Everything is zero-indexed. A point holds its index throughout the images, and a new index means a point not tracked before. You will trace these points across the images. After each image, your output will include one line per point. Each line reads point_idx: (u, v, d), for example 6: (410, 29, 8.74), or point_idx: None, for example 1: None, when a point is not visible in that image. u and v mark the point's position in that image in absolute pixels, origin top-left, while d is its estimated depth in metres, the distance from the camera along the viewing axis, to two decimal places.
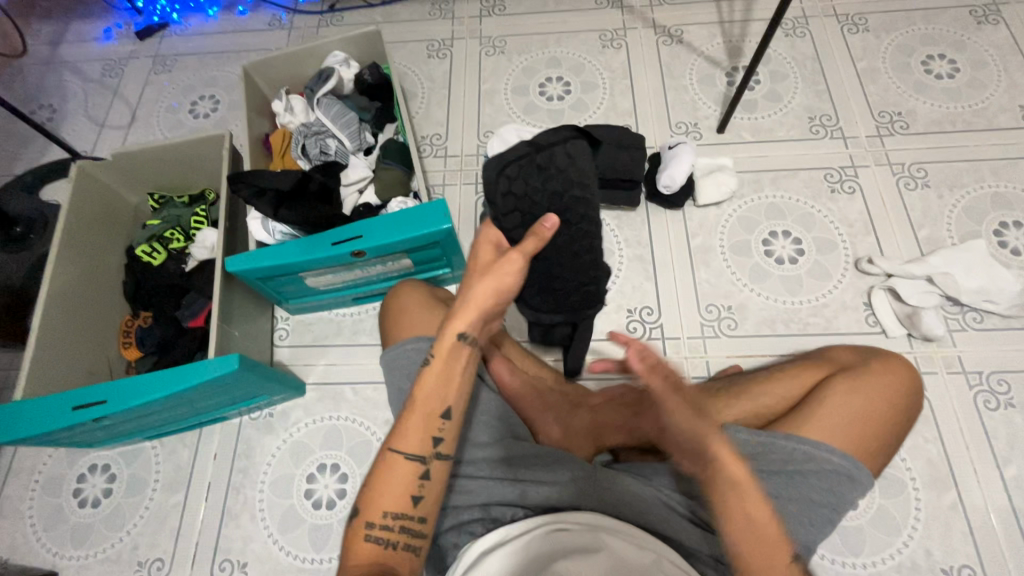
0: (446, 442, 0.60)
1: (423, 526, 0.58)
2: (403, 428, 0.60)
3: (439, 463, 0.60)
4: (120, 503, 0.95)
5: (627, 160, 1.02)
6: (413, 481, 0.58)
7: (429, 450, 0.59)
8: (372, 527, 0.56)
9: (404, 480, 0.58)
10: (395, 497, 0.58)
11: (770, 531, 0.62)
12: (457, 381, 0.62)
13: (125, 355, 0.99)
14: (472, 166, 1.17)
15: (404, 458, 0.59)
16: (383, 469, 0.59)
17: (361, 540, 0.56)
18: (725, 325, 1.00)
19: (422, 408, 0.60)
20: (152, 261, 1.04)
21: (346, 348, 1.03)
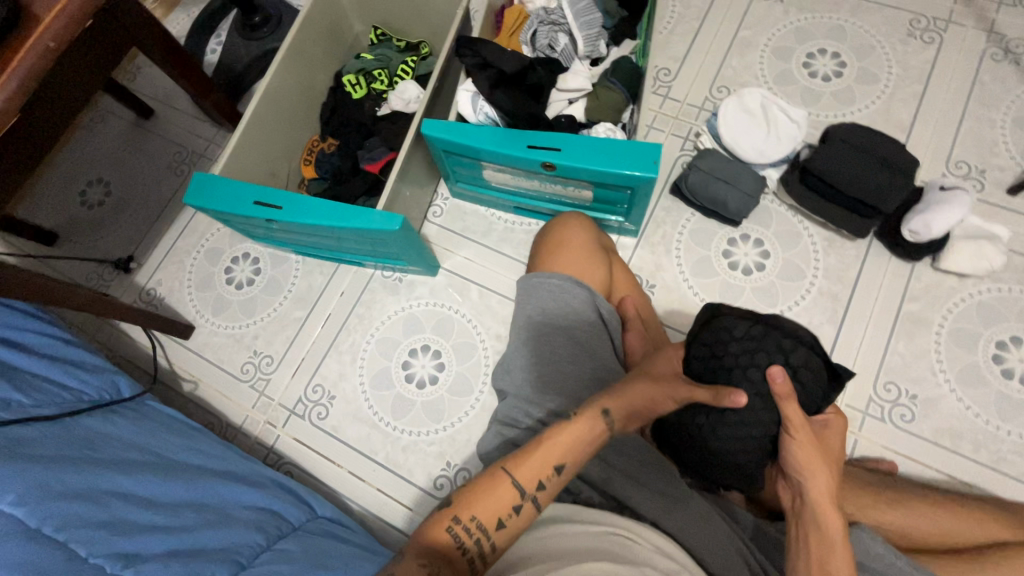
0: (549, 492, 0.63)
1: (493, 550, 0.61)
2: (521, 458, 0.63)
3: (533, 506, 0.62)
4: (256, 295, 1.05)
5: (882, 181, 0.84)
6: (507, 507, 0.62)
7: (531, 489, 0.62)
8: (456, 523, 0.61)
9: (500, 500, 0.62)
10: (486, 512, 0.61)
11: None
12: (582, 451, 0.64)
13: (302, 171, 1.06)
14: (690, 118, 1.03)
15: (509, 483, 0.62)
16: (489, 481, 0.63)
17: (445, 525, 0.61)
18: (897, 413, 0.84)
19: (546, 451, 0.64)
20: (352, 93, 1.07)
21: (488, 250, 1.01)
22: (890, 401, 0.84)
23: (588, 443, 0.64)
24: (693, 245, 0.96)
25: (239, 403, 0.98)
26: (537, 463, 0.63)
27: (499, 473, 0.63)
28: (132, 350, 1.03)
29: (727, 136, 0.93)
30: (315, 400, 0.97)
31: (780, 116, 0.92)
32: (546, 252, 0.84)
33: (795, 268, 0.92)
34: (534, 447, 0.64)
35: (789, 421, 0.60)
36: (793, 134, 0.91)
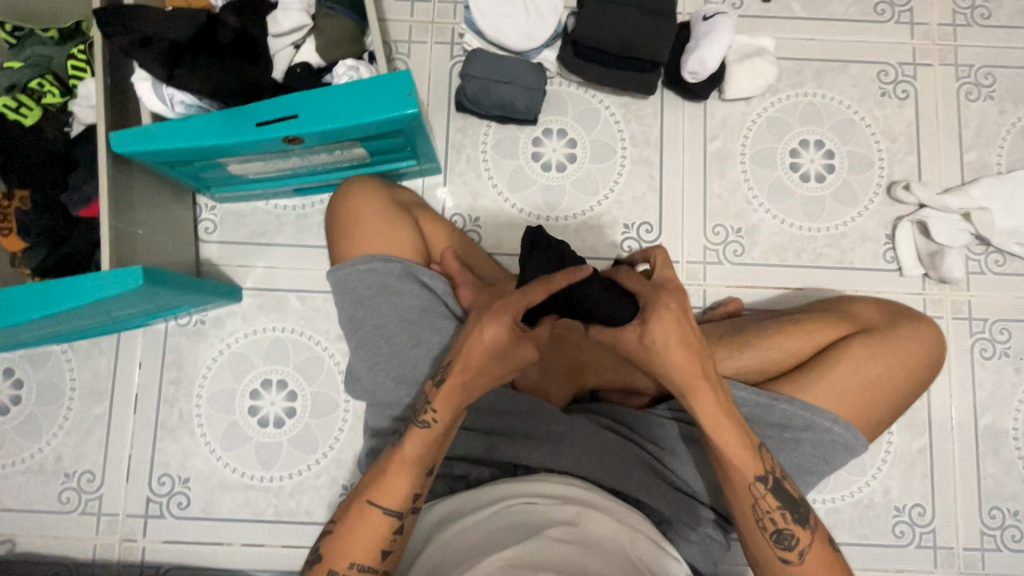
0: (424, 497, 0.60)
1: None
2: (382, 484, 0.59)
3: (413, 519, 0.59)
4: (34, 410, 0.83)
5: (649, 30, 0.79)
6: (386, 534, 0.58)
7: (404, 507, 0.58)
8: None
9: (375, 531, 0.58)
10: (365, 549, 0.57)
11: (769, 509, 0.59)
12: (446, 443, 0.62)
13: (5, 246, 0.78)
14: (448, 18, 0.90)
15: (378, 513, 0.58)
16: (358, 520, 0.58)
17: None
18: (731, 251, 0.88)
19: (406, 468, 0.59)
20: (23, 120, 0.79)
21: (289, 248, 0.86)
22: (722, 242, 0.87)
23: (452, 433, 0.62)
24: (501, 160, 0.88)
25: (79, 536, 0.82)
26: (402, 484, 0.59)
27: (364, 508, 0.58)
28: None
29: (489, 29, 0.81)
30: (167, 492, 0.82)
31: None
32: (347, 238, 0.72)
33: (604, 146, 0.89)
34: (393, 468, 0.59)
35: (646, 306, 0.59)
36: (552, 4, 0.81)
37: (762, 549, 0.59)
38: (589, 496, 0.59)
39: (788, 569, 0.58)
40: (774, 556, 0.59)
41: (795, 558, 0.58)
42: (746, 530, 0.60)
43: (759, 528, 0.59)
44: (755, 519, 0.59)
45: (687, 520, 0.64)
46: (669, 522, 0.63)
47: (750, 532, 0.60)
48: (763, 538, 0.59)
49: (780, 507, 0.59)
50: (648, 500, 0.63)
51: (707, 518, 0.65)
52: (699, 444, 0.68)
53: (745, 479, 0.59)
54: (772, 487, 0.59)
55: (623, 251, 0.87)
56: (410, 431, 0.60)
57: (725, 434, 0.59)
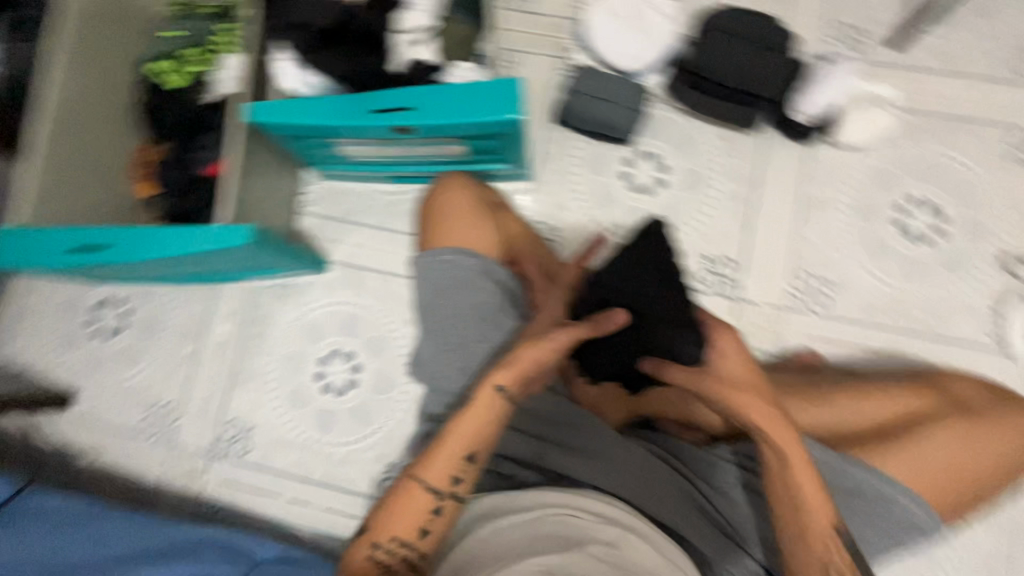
0: (465, 484, 0.61)
1: (421, 559, 0.59)
2: (426, 462, 0.61)
3: (452, 504, 0.60)
4: (134, 340, 0.92)
5: (759, 66, 0.78)
6: (426, 511, 0.60)
7: (444, 488, 0.60)
8: (377, 548, 0.59)
9: (415, 509, 0.60)
10: (405, 526, 0.59)
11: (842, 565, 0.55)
12: (491, 433, 0.62)
13: (136, 191, 0.88)
14: (560, 31, 0.92)
15: (419, 491, 0.60)
16: (400, 495, 0.61)
17: (370, 548, 0.59)
18: (815, 300, 0.84)
19: (447, 450, 0.61)
20: (165, 84, 0.87)
21: (376, 230, 0.91)
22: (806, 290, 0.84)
23: (495, 421, 0.62)
24: (589, 174, 0.89)
25: (151, 461, 0.89)
26: (443, 464, 0.61)
27: (409, 483, 0.61)
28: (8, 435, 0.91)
29: (598, 46, 0.84)
30: (232, 437, 0.89)
31: (649, 11, 0.83)
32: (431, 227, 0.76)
33: (696, 175, 0.88)
34: (436, 449, 0.62)
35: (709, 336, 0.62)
36: (664, 31, 0.83)
37: None
38: (634, 523, 0.58)
39: None
40: None
41: None
42: None
43: None
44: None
45: (730, 566, 0.62)
46: (712, 564, 0.61)
47: None
48: None
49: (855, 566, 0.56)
50: (692, 538, 0.61)
51: (752, 569, 0.62)
52: None
53: (819, 528, 0.56)
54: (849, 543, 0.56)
55: (699, 282, 0.85)
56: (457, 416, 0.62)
57: (797, 476, 0.57)
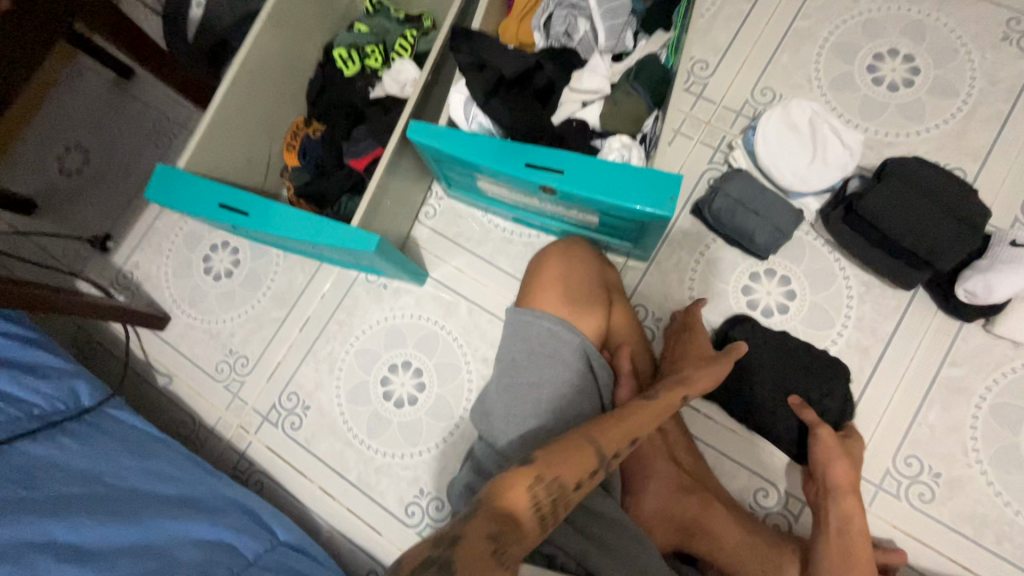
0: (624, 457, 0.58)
1: (559, 513, 0.51)
2: (602, 426, 0.58)
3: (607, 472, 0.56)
4: (235, 289, 0.98)
5: (943, 232, 0.70)
6: (593, 468, 0.54)
7: (610, 454, 0.56)
8: (538, 482, 0.51)
9: (582, 461, 0.54)
10: (568, 470, 0.53)
11: None
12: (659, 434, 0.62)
13: (285, 157, 0.94)
14: (725, 125, 0.89)
15: (592, 448, 0.55)
16: (570, 444, 0.55)
17: (524, 483, 0.50)
18: (916, 491, 0.75)
19: (622, 423, 0.60)
20: (344, 70, 0.93)
21: (481, 262, 0.92)
22: (909, 476, 0.75)
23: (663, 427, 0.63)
24: (709, 277, 0.85)
25: (212, 404, 0.94)
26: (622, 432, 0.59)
27: (586, 442, 0.56)
28: (106, 335, 0.99)
29: (765, 156, 0.79)
30: (289, 409, 0.92)
31: (831, 137, 0.78)
32: (559, 287, 0.73)
33: (823, 315, 0.82)
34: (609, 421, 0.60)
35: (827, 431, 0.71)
36: (844, 161, 0.77)
37: None
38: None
39: None
40: None
41: None
42: None
43: None
44: None
45: None
46: None
47: None
48: None
49: None
50: None
51: None
52: None
53: None
54: None
55: None
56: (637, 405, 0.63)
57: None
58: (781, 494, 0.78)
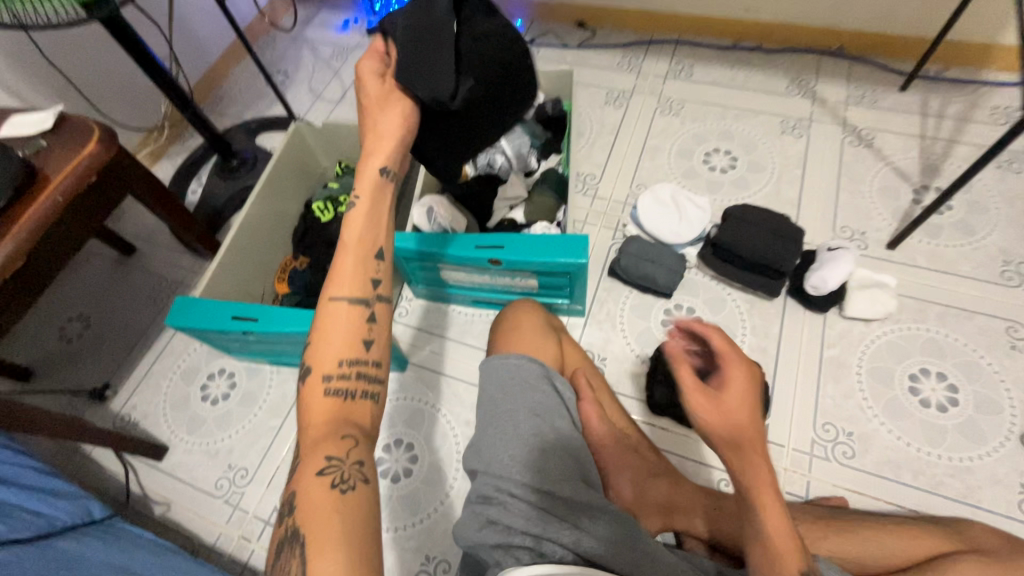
0: (376, 350, 0.58)
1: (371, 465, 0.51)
2: (311, 357, 0.57)
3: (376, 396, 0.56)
4: (231, 409, 1.08)
5: (779, 249, 0.98)
6: (334, 402, 0.54)
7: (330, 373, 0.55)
8: (329, 466, 0.50)
9: (331, 407, 0.54)
10: (330, 417, 0.54)
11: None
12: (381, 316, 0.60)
13: (276, 287, 1.15)
14: (617, 212, 1.20)
15: (320, 386, 0.55)
16: (318, 402, 0.55)
17: (312, 479, 0.49)
18: (840, 451, 0.90)
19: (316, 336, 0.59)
20: (321, 217, 1.19)
21: (452, 343, 1.09)
22: (831, 439, 0.91)
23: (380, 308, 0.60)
24: (635, 319, 1.07)
25: (213, 521, 0.98)
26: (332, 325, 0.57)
27: (307, 388, 0.56)
28: (105, 477, 1.03)
29: (650, 227, 1.08)
30: None
31: (688, 204, 1.09)
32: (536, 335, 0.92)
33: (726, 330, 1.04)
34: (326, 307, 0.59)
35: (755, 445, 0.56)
36: (700, 217, 1.07)
37: None
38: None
39: None
40: None
41: None
42: None
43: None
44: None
45: None
46: None
47: None
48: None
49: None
50: None
51: None
52: None
53: None
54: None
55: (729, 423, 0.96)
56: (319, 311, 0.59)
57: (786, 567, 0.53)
58: None
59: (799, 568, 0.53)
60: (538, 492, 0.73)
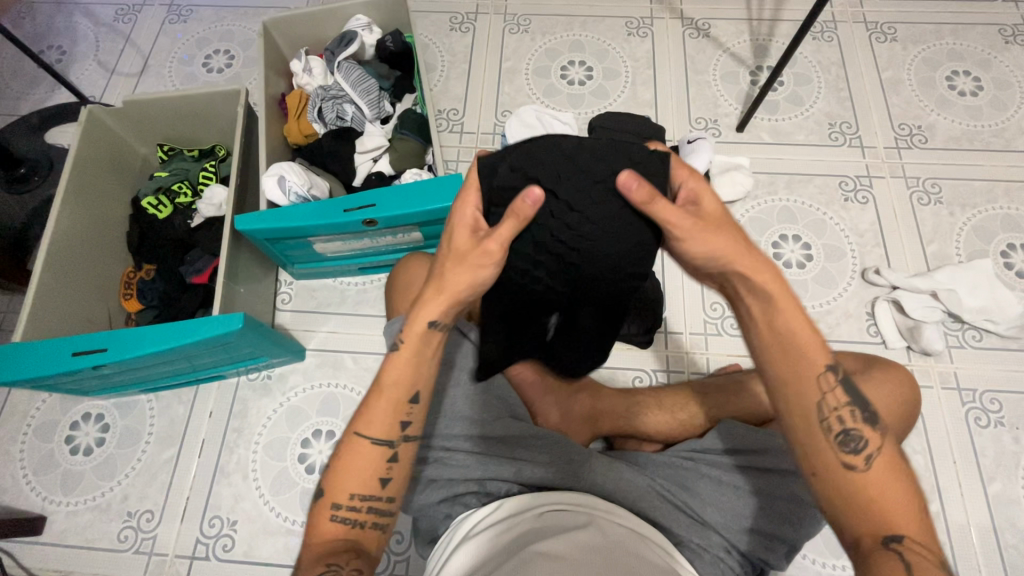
0: (413, 425, 0.62)
1: (390, 506, 0.61)
2: (368, 411, 0.61)
3: (406, 446, 0.62)
4: (112, 453, 0.95)
5: None
6: (380, 464, 0.60)
7: (379, 433, 0.61)
8: (337, 508, 0.59)
9: (372, 461, 0.60)
10: (361, 479, 0.60)
11: (834, 406, 0.57)
12: (427, 366, 0.62)
13: (125, 306, 0.98)
14: (488, 145, 1.16)
15: (368, 443, 0.61)
16: (349, 451, 0.61)
17: (327, 516, 0.59)
18: (728, 324, 1.00)
19: (387, 390, 0.61)
20: (158, 214, 1.02)
21: (348, 317, 1.03)
22: (719, 316, 1.00)
23: (429, 355, 0.62)
24: None
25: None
26: (393, 377, 0.62)
27: (348, 435, 0.62)
28: None
29: None
30: (215, 534, 0.89)
31: (555, 122, 1.07)
32: None
33: None
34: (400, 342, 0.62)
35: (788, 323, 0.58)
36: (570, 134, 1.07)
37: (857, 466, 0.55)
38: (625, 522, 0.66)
39: (853, 473, 0.54)
40: (836, 458, 0.55)
41: (860, 463, 0.55)
42: (909, 516, 0.53)
43: (820, 428, 0.56)
44: (818, 419, 0.57)
45: (700, 542, 0.68)
46: (684, 544, 0.68)
47: (878, 488, 0.54)
48: (823, 440, 0.56)
49: (847, 404, 0.57)
50: (669, 525, 0.68)
51: (720, 544, 0.68)
52: (711, 478, 0.72)
53: (828, 452, 0.56)
54: (841, 381, 0.58)
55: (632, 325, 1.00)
56: (386, 360, 0.63)
57: (795, 398, 0.57)
58: (650, 373, 0.97)
59: (824, 359, 0.57)
60: (470, 439, 0.74)
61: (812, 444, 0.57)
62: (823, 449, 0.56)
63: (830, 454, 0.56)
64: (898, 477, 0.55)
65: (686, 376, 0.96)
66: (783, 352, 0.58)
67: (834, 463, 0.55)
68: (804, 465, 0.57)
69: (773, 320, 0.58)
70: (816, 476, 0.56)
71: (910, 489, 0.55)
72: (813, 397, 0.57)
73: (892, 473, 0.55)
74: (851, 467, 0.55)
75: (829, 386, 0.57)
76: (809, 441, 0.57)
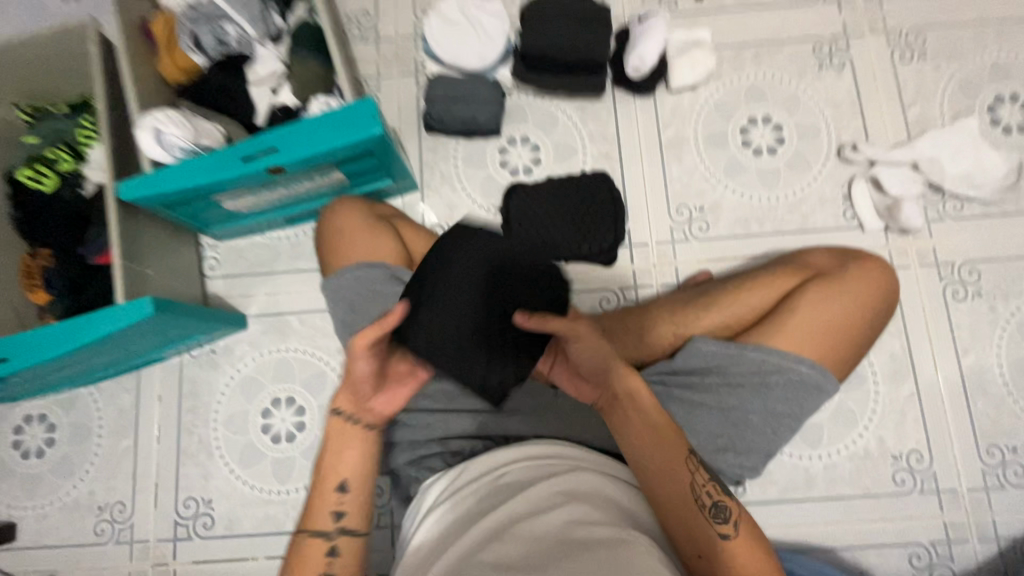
0: (349, 516, 0.61)
1: None
2: (309, 508, 0.61)
3: (345, 537, 0.60)
4: (66, 452, 0.90)
5: (590, 38, 0.88)
6: (322, 560, 0.59)
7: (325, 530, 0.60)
8: None
9: (317, 554, 0.60)
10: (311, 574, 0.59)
11: (703, 483, 0.59)
12: (349, 456, 0.61)
13: (33, 299, 0.84)
14: (410, 51, 0.99)
15: (309, 539, 0.60)
16: (296, 548, 0.60)
17: None
18: (697, 227, 0.92)
19: (323, 485, 0.61)
20: (42, 187, 0.87)
21: (286, 275, 0.94)
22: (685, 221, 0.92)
23: (349, 445, 0.61)
24: (471, 171, 0.96)
25: (114, 566, 0.87)
26: (329, 467, 0.61)
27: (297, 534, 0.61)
28: None
29: (446, 54, 0.90)
30: (193, 515, 0.87)
31: (481, 14, 0.91)
32: (388, 234, 0.77)
33: (566, 148, 0.96)
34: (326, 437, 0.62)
35: (658, 423, 0.60)
36: (499, 26, 0.91)
37: (705, 532, 0.57)
38: (602, 465, 0.63)
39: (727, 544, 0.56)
40: (713, 534, 0.57)
41: (731, 530, 0.57)
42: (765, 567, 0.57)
43: (697, 509, 0.58)
44: (693, 498, 0.58)
45: None
46: None
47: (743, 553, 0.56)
48: (700, 517, 0.57)
49: (711, 479, 0.60)
50: None
51: None
52: None
53: (707, 528, 0.57)
54: (701, 460, 0.61)
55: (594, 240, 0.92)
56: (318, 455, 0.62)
57: (671, 494, 0.58)
58: (618, 292, 0.91)
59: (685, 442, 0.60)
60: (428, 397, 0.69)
61: (687, 528, 0.57)
62: (689, 515, 0.57)
63: (707, 530, 0.57)
64: (758, 542, 0.58)
65: (655, 290, 0.90)
66: (658, 447, 0.59)
67: (710, 538, 0.57)
68: (689, 546, 0.57)
69: (643, 453, 0.60)
70: (699, 558, 0.57)
71: (767, 551, 0.58)
72: (682, 479, 0.59)
73: (754, 536, 0.58)
74: (724, 537, 0.57)
75: (695, 468, 0.60)
76: (687, 517, 0.57)
